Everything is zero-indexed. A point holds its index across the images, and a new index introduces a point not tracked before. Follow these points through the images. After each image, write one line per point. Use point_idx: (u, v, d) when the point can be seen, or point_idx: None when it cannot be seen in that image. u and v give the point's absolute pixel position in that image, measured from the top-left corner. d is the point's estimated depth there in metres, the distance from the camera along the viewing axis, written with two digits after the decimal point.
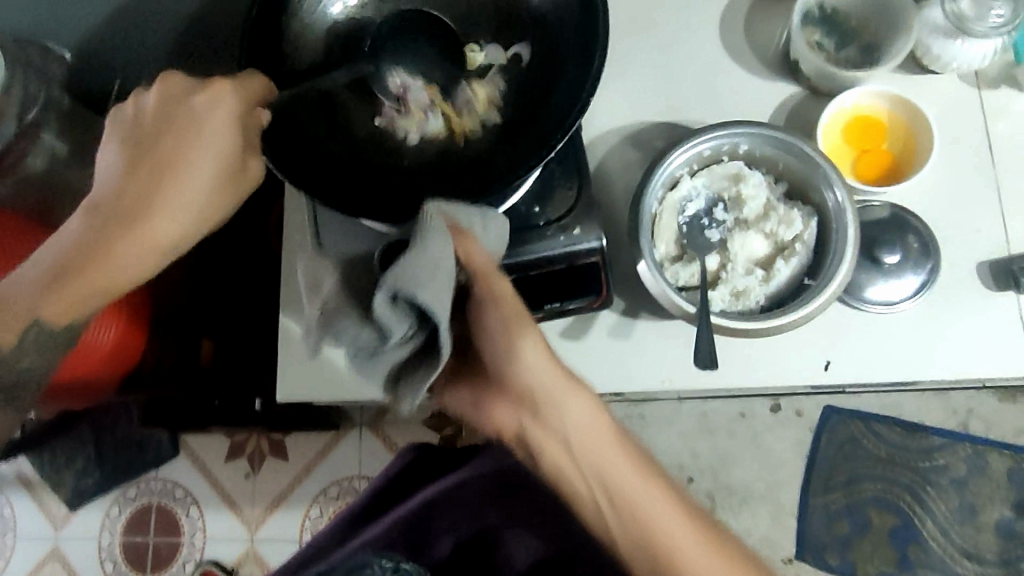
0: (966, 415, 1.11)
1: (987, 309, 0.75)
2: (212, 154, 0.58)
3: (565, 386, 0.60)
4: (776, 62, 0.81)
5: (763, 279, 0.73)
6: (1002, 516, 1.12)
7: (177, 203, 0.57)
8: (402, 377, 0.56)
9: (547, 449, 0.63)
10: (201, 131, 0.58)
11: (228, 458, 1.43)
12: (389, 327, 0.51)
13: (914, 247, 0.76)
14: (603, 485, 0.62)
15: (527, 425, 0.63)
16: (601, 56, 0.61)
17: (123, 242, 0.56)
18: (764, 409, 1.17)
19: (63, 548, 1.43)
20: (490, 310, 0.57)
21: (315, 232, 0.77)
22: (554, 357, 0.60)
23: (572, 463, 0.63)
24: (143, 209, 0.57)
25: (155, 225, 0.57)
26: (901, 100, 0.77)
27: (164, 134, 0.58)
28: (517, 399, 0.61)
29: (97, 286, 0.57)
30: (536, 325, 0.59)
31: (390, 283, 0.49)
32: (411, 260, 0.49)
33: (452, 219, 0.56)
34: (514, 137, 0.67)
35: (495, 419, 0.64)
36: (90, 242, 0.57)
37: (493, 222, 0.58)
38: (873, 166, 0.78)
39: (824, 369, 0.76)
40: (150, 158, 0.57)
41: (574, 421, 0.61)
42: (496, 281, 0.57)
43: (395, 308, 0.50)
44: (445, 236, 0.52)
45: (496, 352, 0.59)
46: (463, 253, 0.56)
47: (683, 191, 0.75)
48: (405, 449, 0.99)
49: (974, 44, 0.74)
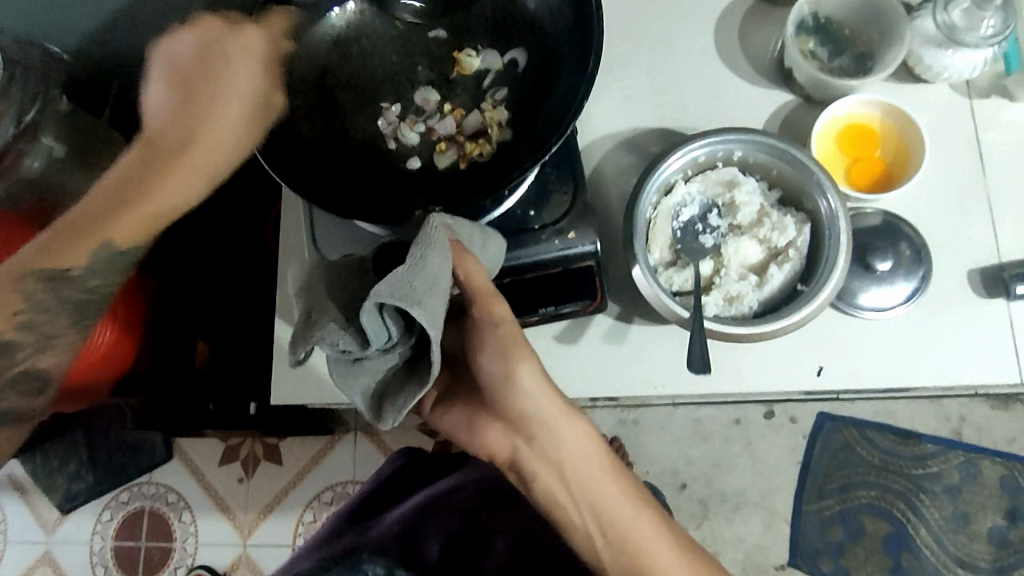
0: (959, 422, 1.13)
1: (978, 316, 0.76)
2: (247, 87, 0.62)
3: (561, 411, 0.59)
4: (770, 70, 0.82)
5: (757, 284, 0.73)
6: (994, 524, 1.13)
7: (221, 131, 0.60)
8: (391, 387, 0.56)
9: (539, 477, 0.61)
10: (233, 68, 0.62)
11: (221, 462, 1.43)
12: (377, 336, 0.51)
13: (906, 255, 0.76)
14: (596, 515, 0.62)
15: (520, 451, 0.60)
16: (597, 62, 0.62)
17: (176, 169, 0.59)
18: (758, 416, 1.18)
19: (53, 552, 1.42)
20: (487, 330, 0.57)
21: (311, 235, 0.77)
22: (552, 381, 0.58)
23: (566, 490, 0.61)
24: (190, 139, 0.60)
25: (204, 150, 0.60)
26: (893, 109, 0.77)
27: (200, 73, 0.62)
28: (509, 421, 0.59)
29: (150, 214, 0.59)
30: (533, 351, 0.57)
31: (379, 295, 0.48)
32: (410, 269, 0.49)
33: (453, 237, 0.56)
34: (511, 141, 0.67)
35: (487, 444, 0.61)
36: (141, 173, 0.59)
37: (493, 238, 0.60)
38: (865, 173, 0.79)
39: (817, 375, 0.76)
40: (190, 96, 0.61)
41: (568, 447, 0.60)
42: (496, 305, 0.57)
43: (382, 316, 0.50)
44: (444, 251, 0.52)
45: (492, 372, 0.57)
46: (462, 270, 0.56)
47: (678, 197, 0.75)
48: (396, 455, 1.02)
49: (966, 54, 0.75)
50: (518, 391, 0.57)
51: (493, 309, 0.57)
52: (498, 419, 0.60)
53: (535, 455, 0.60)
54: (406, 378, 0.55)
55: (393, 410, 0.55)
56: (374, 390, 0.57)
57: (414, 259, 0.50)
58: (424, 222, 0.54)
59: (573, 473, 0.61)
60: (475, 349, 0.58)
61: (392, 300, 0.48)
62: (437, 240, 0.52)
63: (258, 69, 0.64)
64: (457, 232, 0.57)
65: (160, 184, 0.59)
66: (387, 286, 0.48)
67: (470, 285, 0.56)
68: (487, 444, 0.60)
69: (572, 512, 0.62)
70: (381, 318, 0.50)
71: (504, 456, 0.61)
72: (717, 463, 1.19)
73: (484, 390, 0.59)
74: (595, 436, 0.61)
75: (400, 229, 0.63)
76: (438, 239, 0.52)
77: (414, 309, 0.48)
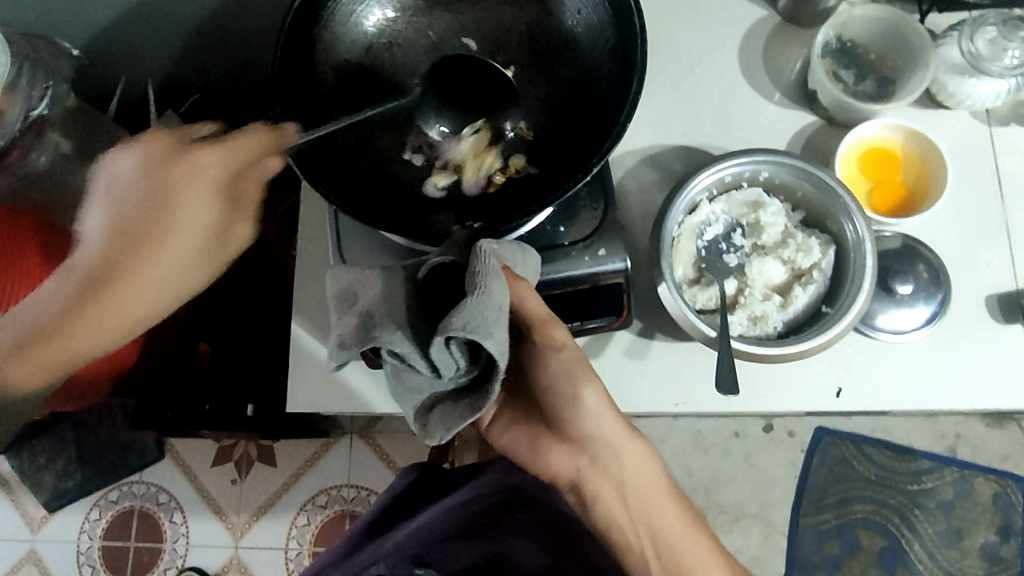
0: (954, 439, 1.12)
1: (991, 338, 0.77)
2: (190, 228, 0.62)
3: (623, 434, 0.65)
4: (793, 91, 0.83)
5: (780, 305, 0.74)
6: (987, 540, 1.13)
7: (153, 273, 0.61)
8: (441, 406, 0.59)
9: (600, 494, 0.66)
10: (177, 201, 0.61)
11: (214, 463, 1.40)
12: (443, 364, 0.53)
13: (924, 276, 0.77)
14: (651, 535, 0.66)
15: (584, 470, 0.66)
16: (638, 80, 0.62)
17: (100, 314, 0.60)
18: (757, 429, 1.17)
19: (39, 551, 1.39)
20: (552, 356, 0.61)
21: (337, 247, 0.76)
22: (612, 406, 0.64)
23: (624, 506, 0.67)
24: (115, 279, 0.61)
25: (127, 293, 0.61)
26: (916, 135, 0.78)
27: (147, 199, 0.61)
28: (573, 443, 0.65)
29: (54, 360, 0.60)
30: (598, 376, 0.63)
31: (447, 328, 0.50)
32: (474, 301, 0.51)
33: (503, 261, 0.57)
34: (548, 159, 0.67)
35: (552, 463, 0.67)
36: (64, 312, 0.60)
37: (531, 254, 0.61)
38: (888, 198, 0.80)
39: (836, 396, 0.77)
40: (126, 232, 0.61)
41: (629, 467, 0.66)
42: (555, 329, 0.60)
43: (449, 349, 0.52)
44: (499, 276, 0.53)
45: (565, 399, 0.62)
46: (517, 297, 0.58)
47: (702, 216, 0.76)
48: (405, 470, 0.98)
49: (988, 83, 0.76)
50: (584, 410, 0.63)
51: (552, 335, 0.60)
52: (561, 439, 0.66)
53: (597, 472, 0.66)
54: (457, 400, 0.58)
55: (442, 427, 0.58)
56: (423, 405, 0.59)
57: (478, 288, 0.51)
58: (473, 250, 0.54)
59: (633, 493, 0.67)
60: (532, 372, 0.62)
61: (463, 333, 0.50)
62: (492, 267, 0.52)
63: (209, 197, 0.62)
64: (505, 256, 0.57)
65: (76, 328, 0.60)
66: (457, 320, 0.50)
67: (525, 309, 0.58)
68: (551, 464, 0.67)
69: (629, 532, 0.67)
70: (448, 350, 0.52)
71: (568, 476, 0.67)
72: (716, 476, 1.18)
73: (545, 411, 0.65)
74: (653, 457, 0.67)
75: (437, 248, 0.63)
76: (492, 266, 0.53)
77: (486, 339, 0.50)
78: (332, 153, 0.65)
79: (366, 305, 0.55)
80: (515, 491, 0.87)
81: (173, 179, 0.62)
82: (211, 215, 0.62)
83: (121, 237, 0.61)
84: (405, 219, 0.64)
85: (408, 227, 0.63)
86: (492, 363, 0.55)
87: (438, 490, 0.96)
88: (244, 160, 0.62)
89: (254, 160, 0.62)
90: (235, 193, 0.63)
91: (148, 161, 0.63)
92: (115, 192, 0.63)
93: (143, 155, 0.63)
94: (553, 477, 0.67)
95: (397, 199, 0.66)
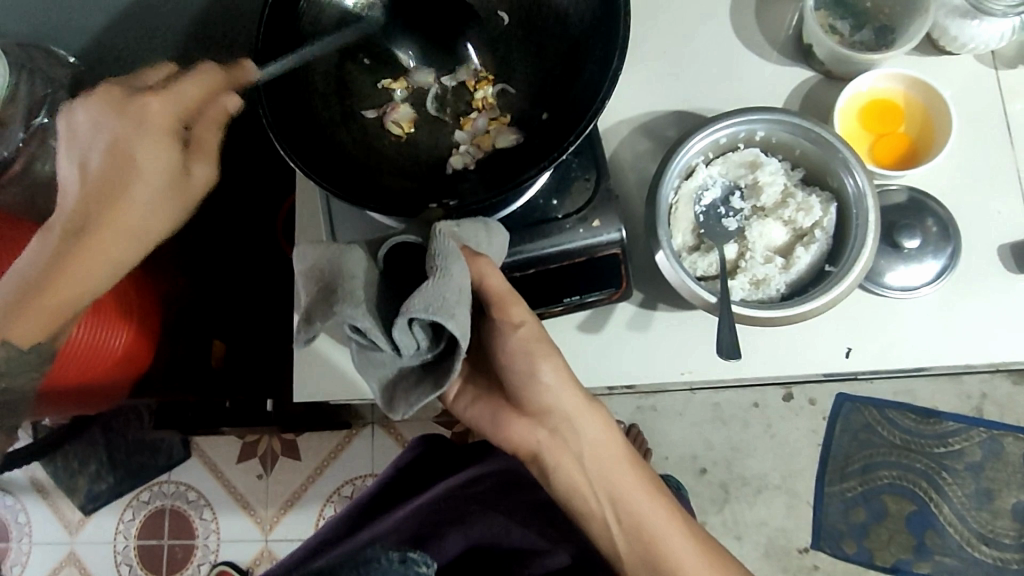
0: (980, 399, 1.11)
1: (1009, 290, 0.75)
2: (158, 170, 0.63)
3: (586, 408, 0.66)
4: (788, 47, 0.80)
5: (782, 267, 0.72)
6: (1018, 500, 1.10)
7: (122, 217, 0.63)
8: (404, 381, 0.61)
9: (561, 464, 0.67)
10: (138, 144, 0.62)
11: (240, 459, 1.43)
12: (403, 343, 0.55)
13: (933, 231, 0.75)
14: (614, 503, 0.68)
15: (545, 443, 0.67)
16: (620, 56, 0.60)
17: (84, 247, 0.63)
18: (776, 399, 1.16)
19: (78, 553, 1.43)
20: (506, 333, 0.63)
21: (329, 227, 0.79)
22: (575, 381, 0.66)
23: (586, 479, 0.68)
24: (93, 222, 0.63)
25: (102, 246, 0.64)
26: (918, 82, 0.76)
27: (110, 154, 0.62)
28: (536, 413, 0.66)
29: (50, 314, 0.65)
30: (555, 352, 0.64)
31: (408, 309, 0.53)
32: (435, 283, 0.54)
33: (462, 242, 0.60)
34: (536, 133, 0.67)
35: (514, 437, 0.68)
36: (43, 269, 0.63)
37: (499, 235, 0.62)
38: (890, 148, 0.77)
39: (846, 357, 0.75)
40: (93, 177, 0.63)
41: (589, 438, 0.67)
42: (512, 308, 0.62)
43: (410, 327, 0.54)
44: (459, 258, 0.56)
45: (546, 356, 0.63)
46: (477, 272, 0.61)
47: (699, 181, 0.74)
48: (413, 444, 1.01)
49: (992, 24, 0.73)
50: (543, 385, 0.64)
51: (510, 312, 0.62)
52: (521, 413, 0.67)
53: (557, 444, 0.67)
54: (421, 376, 0.60)
55: (405, 403, 0.60)
56: (388, 379, 0.61)
57: (439, 272, 0.54)
58: (432, 232, 0.57)
59: (593, 463, 0.68)
60: (523, 350, 0.63)
61: (426, 315, 0.52)
62: (451, 249, 0.56)
63: (169, 146, 0.63)
64: (462, 236, 0.60)
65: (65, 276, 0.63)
66: (419, 301, 0.53)
67: (483, 283, 0.61)
68: (511, 435, 0.68)
69: (590, 499, 0.68)
70: (410, 331, 0.55)
71: (529, 448, 0.68)
72: (738, 447, 1.17)
73: (526, 396, 0.66)
74: (614, 428, 0.68)
75: (412, 220, 0.62)
76: (451, 248, 0.56)
77: (447, 320, 0.53)
78: (317, 131, 0.65)
79: (332, 279, 0.56)
80: (515, 472, 0.90)
81: (126, 131, 0.62)
82: (170, 165, 0.64)
83: (91, 188, 0.63)
84: (381, 195, 0.63)
85: (385, 201, 0.62)
86: (453, 342, 0.57)
87: (436, 473, 0.98)
88: (200, 98, 0.63)
89: (208, 99, 0.63)
90: (192, 135, 0.65)
91: (105, 106, 0.63)
92: (86, 143, 0.63)
93: (103, 103, 0.63)
94: (514, 448, 0.68)
95: (378, 179, 0.65)
